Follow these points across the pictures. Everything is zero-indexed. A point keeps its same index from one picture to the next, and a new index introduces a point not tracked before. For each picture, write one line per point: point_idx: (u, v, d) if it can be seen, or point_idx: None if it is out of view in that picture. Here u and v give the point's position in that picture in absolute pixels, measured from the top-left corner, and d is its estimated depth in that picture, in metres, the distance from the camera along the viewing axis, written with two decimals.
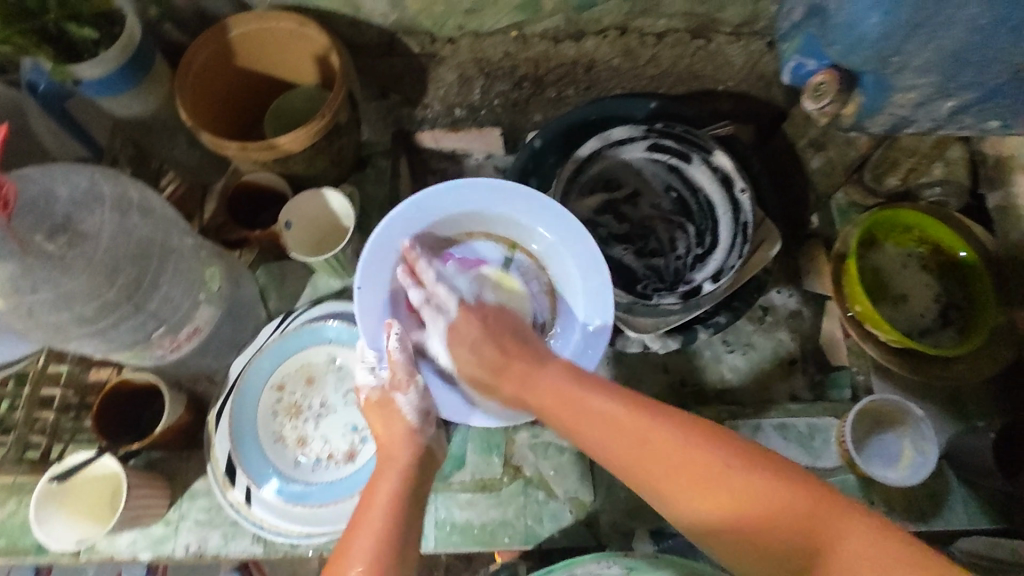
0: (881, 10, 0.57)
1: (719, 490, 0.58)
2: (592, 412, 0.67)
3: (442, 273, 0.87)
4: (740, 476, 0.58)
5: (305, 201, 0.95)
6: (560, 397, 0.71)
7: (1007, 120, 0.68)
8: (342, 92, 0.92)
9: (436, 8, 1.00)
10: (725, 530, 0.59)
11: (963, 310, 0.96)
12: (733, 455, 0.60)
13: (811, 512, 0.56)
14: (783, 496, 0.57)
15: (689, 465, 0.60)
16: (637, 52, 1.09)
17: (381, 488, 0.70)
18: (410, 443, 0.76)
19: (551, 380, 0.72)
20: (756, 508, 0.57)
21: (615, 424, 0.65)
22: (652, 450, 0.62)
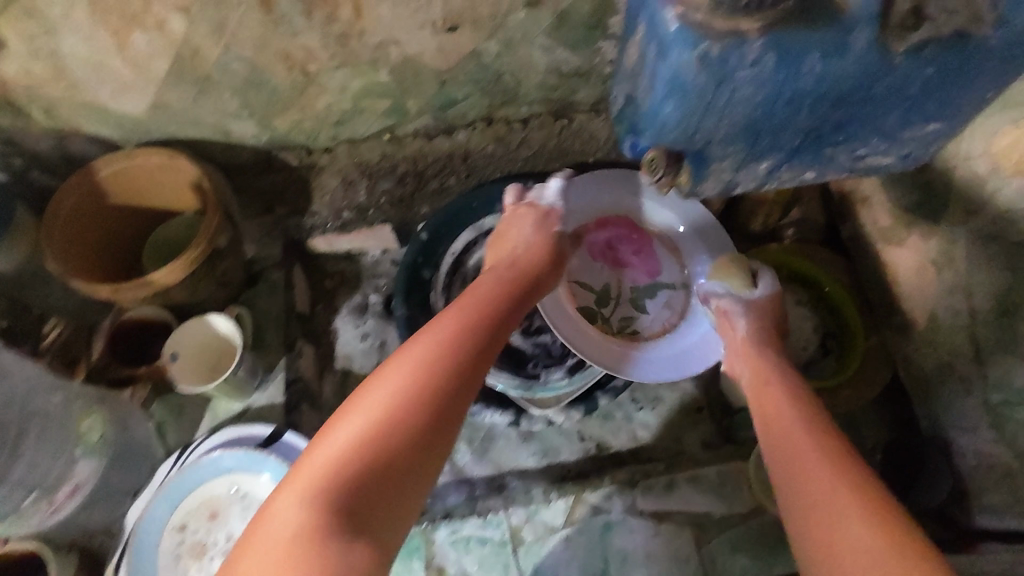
0: (671, 102, 0.62)
1: (811, 466, 0.67)
2: (772, 396, 0.78)
3: (626, 241, 1.04)
4: (847, 486, 0.63)
5: (189, 329, 0.95)
6: (762, 381, 0.81)
7: (819, 169, 0.76)
8: (216, 218, 0.95)
9: (306, 123, 1.04)
10: (792, 487, 0.67)
11: (838, 336, 1.02)
12: (843, 471, 0.65)
13: (854, 498, 0.61)
14: (861, 515, 0.59)
15: (804, 456, 0.68)
16: (507, 138, 1.14)
17: (481, 302, 0.78)
18: (514, 265, 0.85)
19: (776, 374, 0.81)
20: (828, 506, 0.62)
21: (779, 407, 0.76)
22: (793, 434, 0.71)
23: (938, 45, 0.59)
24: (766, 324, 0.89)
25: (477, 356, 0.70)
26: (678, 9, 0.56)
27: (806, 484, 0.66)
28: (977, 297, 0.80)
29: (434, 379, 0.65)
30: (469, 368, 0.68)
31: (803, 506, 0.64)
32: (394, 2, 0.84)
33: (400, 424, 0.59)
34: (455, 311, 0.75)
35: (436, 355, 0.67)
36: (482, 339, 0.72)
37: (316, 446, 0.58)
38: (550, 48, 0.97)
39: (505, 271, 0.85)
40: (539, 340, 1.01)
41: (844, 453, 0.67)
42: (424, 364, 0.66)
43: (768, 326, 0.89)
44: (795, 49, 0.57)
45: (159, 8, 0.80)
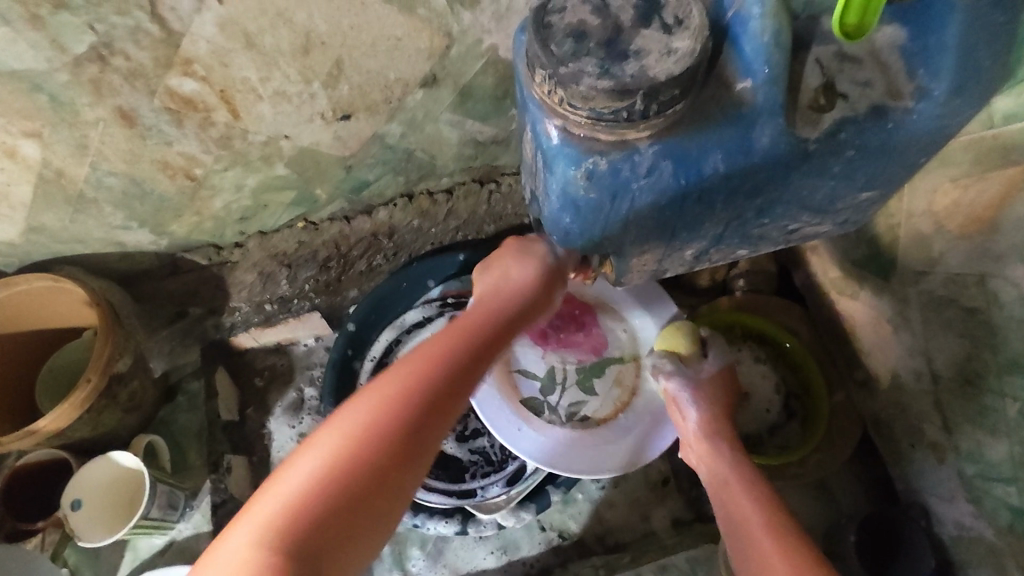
0: (567, 215, 0.55)
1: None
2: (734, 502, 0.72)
3: (574, 318, 0.96)
4: None
5: (91, 471, 0.87)
6: (722, 476, 0.76)
7: (752, 246, 0.69)
8: (109, 344, 0.85)
9: (206, 224, 0.94)
10: None
11: (802, 397, 0.95)
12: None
13: None
14: None
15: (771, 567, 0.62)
16: (433, 212, 1.04)
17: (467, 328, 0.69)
18: (507, 288, 0.74)
19: (735, 474, 0.75)
20: None
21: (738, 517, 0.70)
22: (762, 548, 0.65)
23: (854, 125, 0.53)
24: (717, 409, 0.84)
25: (459, 380, 0.64)
26: (556, 123, 0.49)
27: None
28: (937, 360, 0.74)
29: (420, 404, 0.61)
30: (440, 407, 0.62)
31: None
32: (273, 100, 0.76)
33: (337, 485, 0.55)
34: (441, 337, 0.67)
35: (407, 392, 0.61)
36: (460, 364, 0.65)
37: (264, 490, 0.55)
38: (458, 122, 0.89)
39: (496, 291, 0.74)
40: (475, 445, 0.95)
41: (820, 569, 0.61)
42: (380, 407, 0.59)
43: (722, 414, 0.84)
44: (690, 151, 0.51)
45: (5, 136, 0.72)
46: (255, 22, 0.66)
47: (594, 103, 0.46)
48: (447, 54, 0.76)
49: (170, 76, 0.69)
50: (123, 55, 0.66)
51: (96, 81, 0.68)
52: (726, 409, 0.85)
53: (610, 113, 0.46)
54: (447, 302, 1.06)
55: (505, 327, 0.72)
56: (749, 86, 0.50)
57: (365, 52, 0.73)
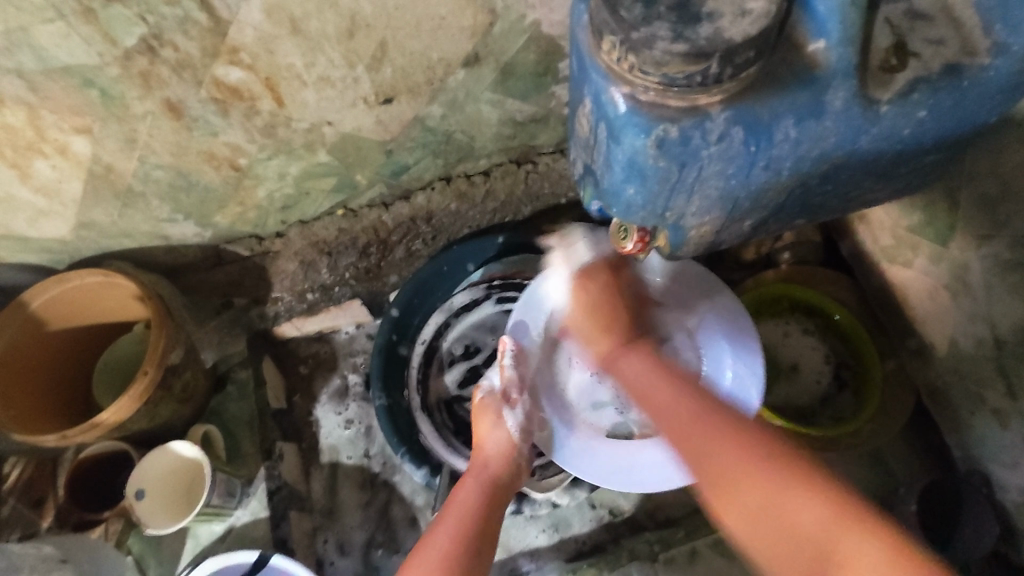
0: (633, 183, 0.54)
1: (704, 444, 0.60)
2: (670, 422, 0.65)
3: None
4: (742, 451, 0.57)
5: (153, 460, 0.89)
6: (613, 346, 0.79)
7: (809, 216, 0.67)
8: (163, 337, 0.86)
9: (249, 215, 0.95)
10: (694, 464, 0.60)
11: (853, 368, 0.93)
12: (779, 473, 0.54)
13: (762, 468, 0.55)
14: (784, 492, 0.52)
15: (718, 457, 0.58)
16: (470, 193, 1.03)
17: (464, 493, 0.74)
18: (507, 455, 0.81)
19: (676, 390, 0.67)
20: (733, 480, 0.56)
21: (685, 439, 0.62)
22: (666, 409, 0.66)
23: (929, 85, 0.52)
24: (592, 310, 0.82)
25: (480, 537, 0.67)
26: (624, 91, 0.48)
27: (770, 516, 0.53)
28: (1000, 325, 0.72)
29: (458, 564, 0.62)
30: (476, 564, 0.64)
31: (722, 489, 0.57)
32: (317, 86, 0.76)
33: None
34: (451, 509, 0.71)
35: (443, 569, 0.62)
36: (478, 519, 0.69)
37: None
38: (498, 101, 0.88)
39: (490, 452, 0.81)
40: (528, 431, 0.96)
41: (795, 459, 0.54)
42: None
43: (602, 308, 0.82)
44: (762, 117, 0.50)
45: (56, 133, 0.72)
46: (300, 7, 0.65)
47: (668, 68, 0.45)
48: (490, 31, 0.76)
49: (217, 65, 0.69)
50: (171, 46, 0.65)
51: (145, 74, 0.68)
52: (604, 306, 0.82)
53: (684, 77, 0.45)
54: (492, 284, 1.05)
55: (501, 492, 0.76)
56: (822, 47, 0.49)
57: (409, 33, 0.73)
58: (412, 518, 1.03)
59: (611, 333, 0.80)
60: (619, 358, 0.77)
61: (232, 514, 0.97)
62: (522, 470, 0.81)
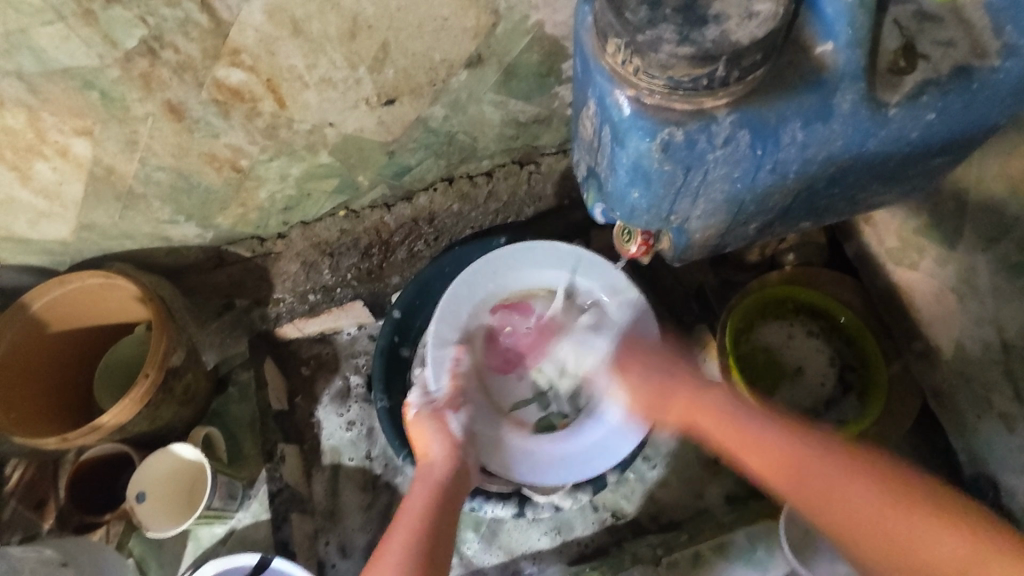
0: (637, 187, 0.53)
1: (798, 463, 0.63)
2: (732, 427, 0.71)
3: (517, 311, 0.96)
4: (828, 462, 0.61)
5: (154, 463, 0.88)
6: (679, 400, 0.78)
7: (815, 219, 0.67)
8: (164, 339, 0.85)
9: (251, 216, 0.95)
10: (788, 484, 0.64)
11: (859, 370, 0.92)
12: (872, 486, 0.58)
13: (852, 479, 0.59)
14: (877, 505, 0.57)
15: (807, 474, 0.62)
16: (473, 194, 1.03)
17: (409, 504, 0.69)
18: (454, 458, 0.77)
19: (717, 399, 0.74)
20: (828, 490, 0.60)
21: (755, 448, 0.68)
22: (760, 437, 0.68)
23: (938, 87, 0.51)
24: (649, 394, 0.82)
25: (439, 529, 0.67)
26: (629, 94, 0.48)
27: (811, 484, 0.62)
28: (1008, 329, 0.71)
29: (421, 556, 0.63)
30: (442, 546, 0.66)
31: (822, 511, 0.61)
32: (319, 87, 0.75)
33: None
34: (399, 523, 0.66)
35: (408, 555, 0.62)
36: (431, 533, 0.66)
37: None
38: (501, 102, 0.88)
39: (437, 463, 0.76)
40: None
41: (845, 444, 0.62)
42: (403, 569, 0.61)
43: (653, 384, 0.82)
44: (769, 120, 0.49)
45: (57, 135, 0.72)
46: (302, 8, 0.65)
47: (674, 71, 0.44)
48: (492, 32, 0.75)
49: (218, 67, 0.69)
50: (172, 48, 0.65)
51: (146, 76, 0.67)
52: (677, 372, 0.81)
53: (690, 80, 0.45)
54: None
55: (450, 500, 0.71)
56: (830, 49, 0.48)
57: (411, 34, 0.72)
58: None
59: (672, 387, 0.80)
60: (686, 397, 0.78)
61: (234, 516, 0.96)
62: (472, 469, 0.80)
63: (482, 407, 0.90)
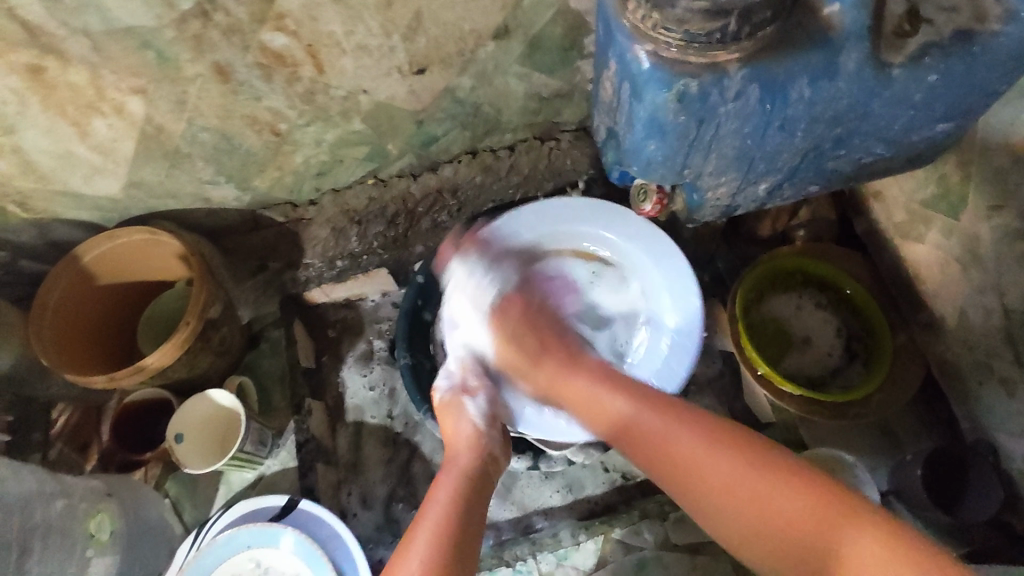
0: (654, 140, 0.58)
1: (733, 452, 0.63)
2: (620, 422, 0.73)
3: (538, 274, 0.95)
4: (700, 441, 0.66)
5: (193, 405, 0.94)
6: (604, 393, 0.75)
7: (824, 182, 0.70)
8: (204, 291, 0.91)
9: (286, 179, 1.00)
10: (695, 494, 0.65)
11: (865, 340, 0.95)
12: (754, 471, 0.61)
13: (731, 465, 0.63)
14: (773, 494, 0.59)
15: (696, 465, 0.65)
16: (495, 167, 1.07)
17: (441, 490, 0.70)
18: (479, 444, 0.78)
19: (581, 379, 0.78)
20: (696, 469, 0.65)
21: (626, 428, 0.72)
22: (647, 431, 0.69)
23: (940, 50, 0.54)
24: (521, 356, 0.84)
25: (469, 511, 0.68)
26: (648, 49, 0.52)
27: (704, 484, 0.64)
28: (1009, 295, 0.74)
29: (454, 531, 0.65)
30: (472, 521, 0.68)
31: (733, 509, 0.62)
32: (356, 54, 0.80)
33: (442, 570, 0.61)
34: (430, 505, 0.68)
35: (445, 524, 0.65)
36: (467, 507, 0.69)
37: None
38: (525, 75, 0.92)
39: (468, 457, 0.76)
40: None
41: (744, 438, 0.64)
42: (438, 530, 0.65)
43: (528, 347, 0.84)
44: (778, 76, 0.53)
45: (115, 92, 0.77)
46: None
47: (689, 26, 0.48)
48: (519, 4, 0.80)
49: (264, 31, 0.74)
50: (224, 11, 0.70)
51: (198, 37, 0.73)
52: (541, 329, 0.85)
53: (704, 35, 0.49)
54: None
55: (480, 478, 0.74)
56: (837, 10, 0.51)
57: (443, 4, 0.77)
58: (431, 476, 1.07)
59: (544, 352, 0.83)
60: (562, 366, 0.81)
61: (264, 463, 1.02)
62: (499, 457, 0.79)
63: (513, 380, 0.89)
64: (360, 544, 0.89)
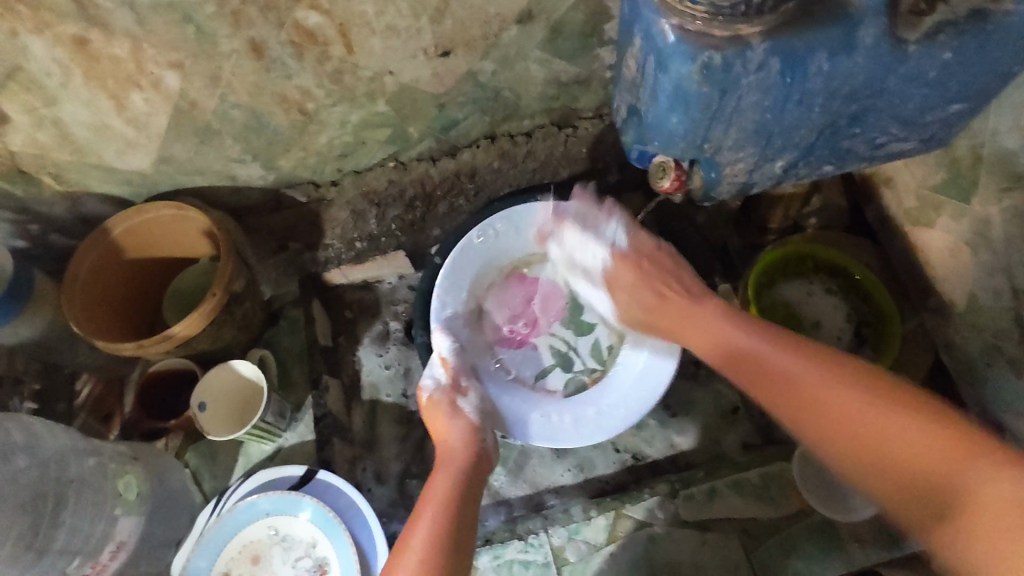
0: (676, 113, 0.61)
1: (858, 394, 0.60)
2: (744, 354, 0.71)
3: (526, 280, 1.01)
4: (829, 378, 0.63)
5: (216, 376, 0.96)
6: (713, 329, 0.77)
7: (838, 162, 0.73)
8: (231, 264, 0.93)
9: (310, 160, 1.03)
10: (820, 428, 0.62)
11: (874, 325, 0.97)
12: (885, 409, 0.58)
13: (860, 397, 0.60)
14: (909, 429, 0.56)
15: (820, 396, 0.62)
16: (513, 152, 1.09)
17: (437, 486, 0.72)
18: (472, 442, 0.80)
19: (709, 317, 0.78)
20: (825, 406, 0.62)
21: (760, 368, 0.68)
22: (769, 361, 0.68)
23: (954, 28, 0.56)
24: (644, 308, 0.86)
25: (464, 505, 0.70)
26: (673, 22, 0.54)
27: (826, 418, 0.61)
28: (1019, 276, 0.76)
29: (448, 524, 0.67)
30: (467, 515, 0.70)
31: (856, 455, 0.59)
32: (385, 34, 0.83)
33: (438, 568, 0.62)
34: (427, 502, 0.70)
35: (442, 519, 0.67)
36: (462, 504, 0.70)
37: None
38: (546, 61, 0.95)
39: (463, 453, 0.78)
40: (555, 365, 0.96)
41: (884, 386, 0.60)
42: (435, 522, 0.66)
43: (645, 298, 0.85)
44: (798, 49, 0.55)
45: (153, 66, 0.80)
46: None
47: None
48: None
49: (299, 9, 0.77)
50: None
51: (236, 13, 0.75)
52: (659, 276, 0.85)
53: (729, 7, 0.51)
54: None
55: (473, 474, 0.76)
56: None
57: None
58: None
59: (667, 298, 0.83)
60: (682, 304, 0.82)
61: (282, 436, 1.04)
62: (490, 453, 0.81)
63: (501, 380, 0.95)
64: (375, 513, 0.90)
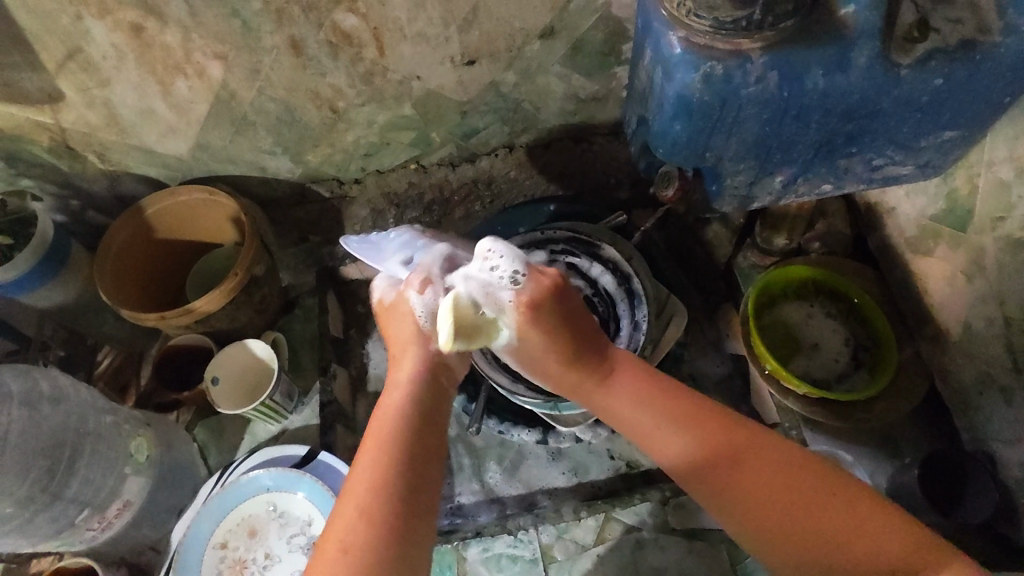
0: (678, 121, 0.65)
1: (806, 476, 0.54)
2: (654, 429, 0.60)
3: None
4: (771, 463, 0.55)
5: (230, 354, 1.01)
6: (637, 390, 0.62)
7: (836, 180, 0.77)
8: (254, 247, 0.98)
9: (336, 157, 1.09)
10: (755, 511, 0.54)
11: (872, 350, 0.99)
12: (826, 496, 0.53)
13: (798, 486, 0.53)
14: (848, 520, 0.51)
15: (747, 470, 0.55)
16: (529, 164, 1.13)
17: (389, 402, 0.61)
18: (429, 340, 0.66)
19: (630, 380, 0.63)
20: (765, 493, 0.54)
21: (685, 431, 0.58)
22: (697, 430, 0.58)
23: (945, 55, 0.59)
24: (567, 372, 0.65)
25: (432, 424, 0.59)
26: (680, 34, 0.59)
27: (765, 505, 0.54)
28: (1009, 303, 0.78)
29: (409, 448, 0.56)
30: (433, 429, 0.59)
31: (792, 543, 0.52)
32: (415, 41, 0.89)
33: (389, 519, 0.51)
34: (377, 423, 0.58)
35: (397, 453, 0.55)
36: (424, 429, 0.58)
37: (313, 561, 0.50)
38: (566, 76, 1.00)
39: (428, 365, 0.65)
40: None
41: (790, 455, 0.55)
42: (386, 451, 0.55)
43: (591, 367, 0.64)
44: (796, 65, 0.59)
45: (199, 56, 0.86)
46: None
47: (719, 12, 0.56)
48: (566, 8, 0.88)
49: (337, 11, 0.83)
50: None
51: (280, 12, 0.82)
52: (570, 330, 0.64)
53: (731, 22, 0.56)
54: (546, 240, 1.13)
55: (440, 388, 0.64)
56: (851, 11, 0.57)
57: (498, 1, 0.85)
58: None
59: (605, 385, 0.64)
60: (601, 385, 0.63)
61: (288, 417, 1.07)
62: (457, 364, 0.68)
63: None
64: None
